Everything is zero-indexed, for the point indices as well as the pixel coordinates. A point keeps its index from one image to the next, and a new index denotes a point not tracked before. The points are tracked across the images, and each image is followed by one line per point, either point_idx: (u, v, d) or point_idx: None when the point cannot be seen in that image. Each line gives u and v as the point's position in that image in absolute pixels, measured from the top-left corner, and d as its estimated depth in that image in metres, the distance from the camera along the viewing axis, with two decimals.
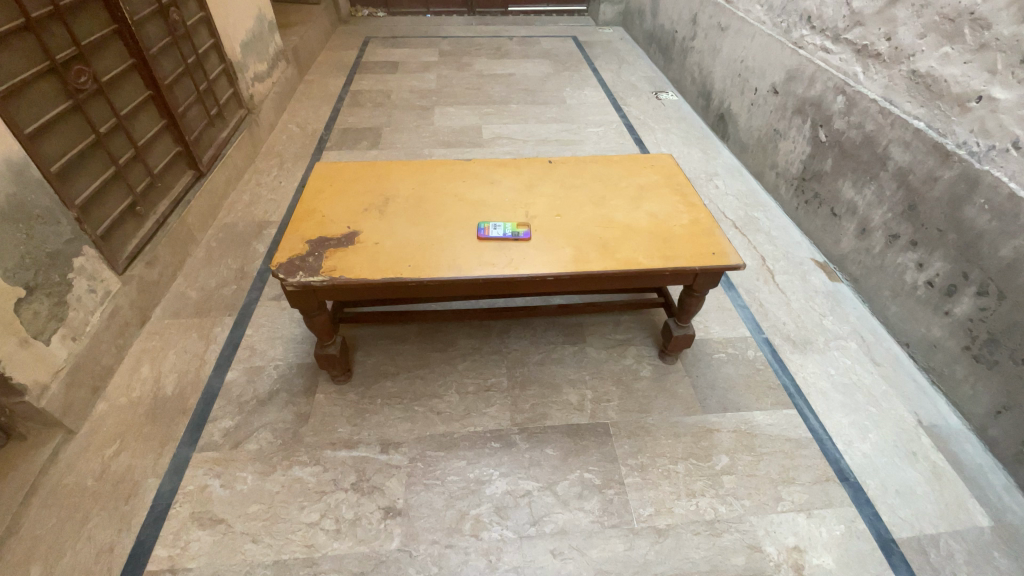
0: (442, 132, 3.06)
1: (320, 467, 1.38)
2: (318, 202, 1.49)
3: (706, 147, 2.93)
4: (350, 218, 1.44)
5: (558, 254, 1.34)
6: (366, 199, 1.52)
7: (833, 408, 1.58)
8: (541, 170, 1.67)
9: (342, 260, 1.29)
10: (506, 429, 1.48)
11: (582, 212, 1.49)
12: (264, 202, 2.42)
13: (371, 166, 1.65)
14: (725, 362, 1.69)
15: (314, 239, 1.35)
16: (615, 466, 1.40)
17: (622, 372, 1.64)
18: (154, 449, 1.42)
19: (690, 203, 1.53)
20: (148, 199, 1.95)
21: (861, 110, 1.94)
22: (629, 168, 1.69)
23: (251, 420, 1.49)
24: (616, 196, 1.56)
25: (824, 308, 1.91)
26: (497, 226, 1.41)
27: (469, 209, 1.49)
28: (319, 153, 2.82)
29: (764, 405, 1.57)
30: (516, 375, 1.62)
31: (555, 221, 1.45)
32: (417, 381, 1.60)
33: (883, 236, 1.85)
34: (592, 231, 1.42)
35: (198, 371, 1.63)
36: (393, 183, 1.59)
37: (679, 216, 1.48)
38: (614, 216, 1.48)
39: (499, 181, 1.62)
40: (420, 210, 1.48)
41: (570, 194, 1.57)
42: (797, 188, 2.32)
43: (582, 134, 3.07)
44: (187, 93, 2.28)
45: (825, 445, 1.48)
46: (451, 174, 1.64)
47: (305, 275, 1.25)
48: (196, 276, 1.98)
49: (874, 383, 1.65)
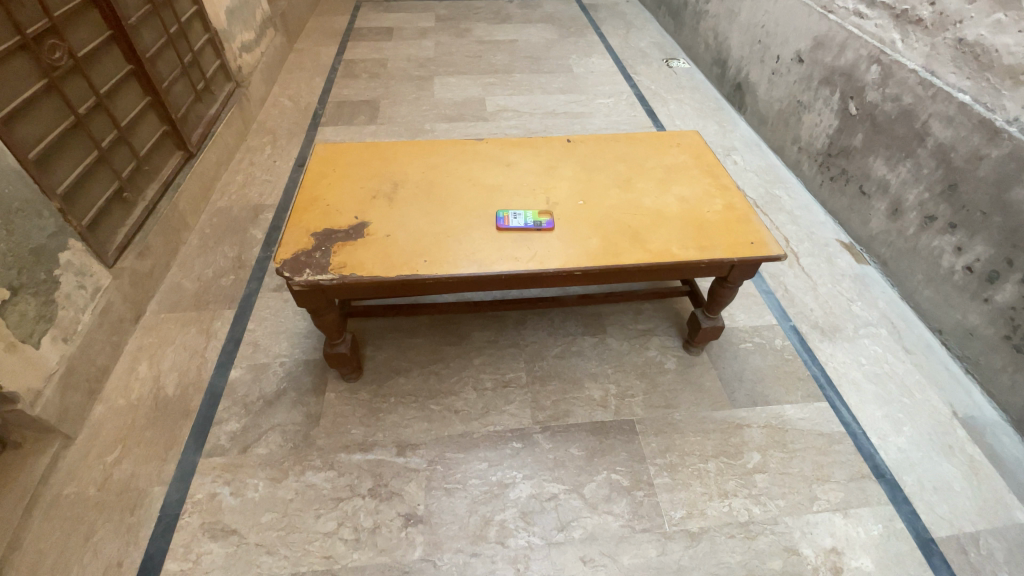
0: (443, 105, 2.90)
1: (335, 472, 1.32)
2: (321, 189, 1.38)
3: (722, 119, 2.79)
4: (359, 207, 1.32)
5: (585, 246, 1.24)
6: (374, 185, 1.40)
7: (866, 400, 1.52)
8: (560, 151, 1.55)
9: (352, 255, 1.19)
10: (527, 427, 1.41)
11: (607, 198, 1.39)
12: (258, 184, 2.28)
13: (376, 148, 1.53)
14: (752, 352, 1.62)
15: (320, 232, 1.25)
16: (643, 465, 1.34)
17: (645, 365, 1.57)
18: (158, 456, 1.35)
19: (722, 185, 1.42)
20: (136, 184, 1.82)
21: (898, 81, 1.81)
22: (654, 146, 1.57)
23: (259, 423, 1.41)
24: (642, 179, 1.45)
25: (852, 293, 1.84)
26: (518, 214, 1.30)
27: (486, 196, 1.38)
28: (314, 130, 2.66)
29: (794, 398, 1.51)
30: (536, 370, 1.55)
31: (579, 208, 1.35)
32: (431, 378, 1.52)
33: (917, 217, 1.76)
34: (620, 219, 1.32)
35: (200, 369, 1.55)
36: (401, 165, 1.47)
37: (711, 201, 1.37)
38: (643, 202, 1.37)
39: (515, 162, 1.50)
40: (432, 196, 1.37)
41: (592, 177, 1.46)
42: (822, 164, 2.20)
43: (591, 106, 2.91)
44: (171, 66, 2.11)
45: (860, 440, 1.43)
46: (464, 155, 1.52)
47: (313, 272, 1.15)
48: (191, 266, 1.87)
49: (906, 372, 1.59)
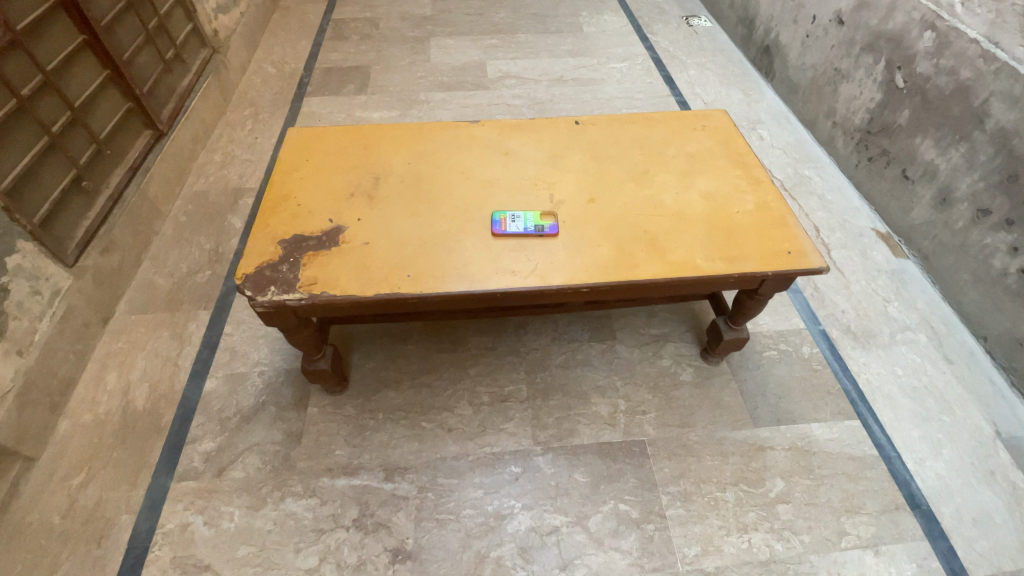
0: (440, 71, 2.64)
1: (316, 500, 1.21)
2: (292, 185, 1.21)
3: (747, 86, 2.53)
4: (334, 207, 1.16)
5: (595, 257, 1.07)
6: (353, 179, 1.23)
7: (901, 418, 1.37)
8: (567, 136, 1.36)
9: (324, 269, 1.03)
10: (528, 448, 1.29)
11: (621, 195, 1.20)
12: (239, 165, 2.09)
13: (357, 133, 1.35)
14: (777, 361, 1.47)
15: (290, 239, 1.09)
16: (654, 494, 1.22)
17: (659, 377, 1.42)
18: (127, 479, 1.26)
19: (754, 179, 1.23)
20: (99, 170, 1.66)
21: (955, 51, 1.57)
22: (675, 129, 1.37)
23: (235, 442, 1.30)
24: (661, 171, 1.26)
25: (888, 292, 1.66)
26: (516, 216, 1.13)
27: (480, 192, 1.20)
28: (299, 100, 2.43)
29: (823, 415, 1.37)
30: (537, 382, 1.41)
31: (587, 208, 1.17)
32: (423, 392, 1.39)
33: (968, 209, 1.56)
34: (635, 222, 1.14)
35: (173, 379, 1.43)
36: (384, 154, 1.29)
37: (741, 199, 1.19)
38: (662, 200, 1.19)
39: (516, 149, 1.31)
40: (419, 193, 1.20)
41: (603, 169, 1.27)
42: (859, 143, 1.97)
43: (603, 71, 2.64)
44: (134, 33, 1.89)
45: (894, 465, 1.29)
46: (456, 142, 1.33)
47: (279, 290, 0.99)
48: (165, 260, 1.72)
49: (946, 386, 1.44)
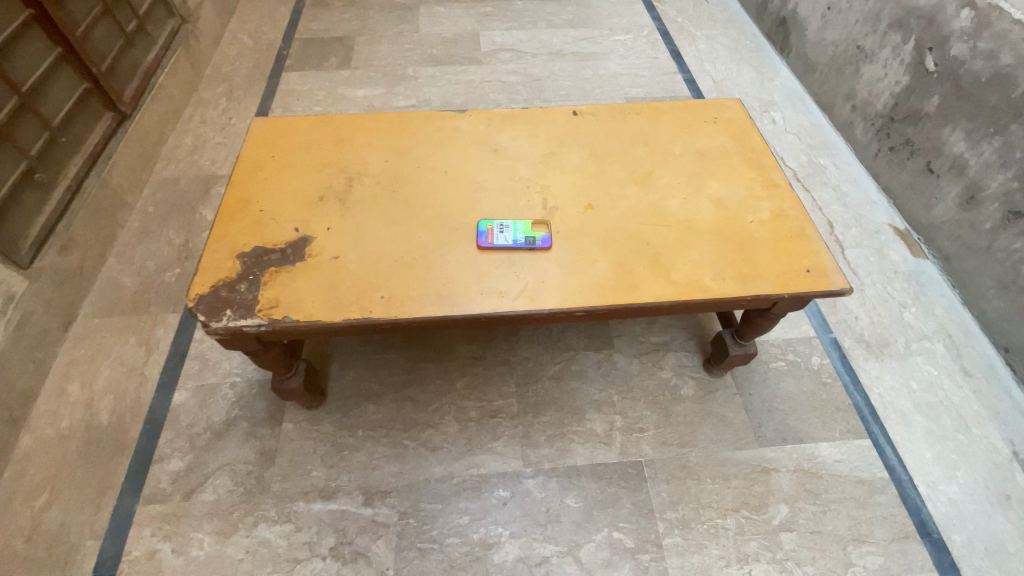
0: (429, 43, 2.45)
1: (291, 526, 1.13)
2: (255, 186, 1.08)
3: (760, 62, 2.35)
4: (301, 214, 1.03)
5: (592, 276, 0.96)
6: (323, 179, 1.10)
7: (914, 437, 1.30)
8: (564, 129, 1.22)
9: (288, 289, 0.92)
10: (517, 470, 1.21)
11: (622, 201, 1.08)
12: (211, 149, 1.94)
13: (329, 125, 1.21)
14: (785, 373, 1.38)
15: (250, 252, 0.97)
16: (651, 521, 1.15)
17: (658, 392, 1.33)
18: (92, 501, 1.18)
19: (770, 182, 1.11)
20: (54, 160, 1.52)
21: (995, 33, 1.44)
22: (683, 122, 1.23)
23: (205, 461, 1.22)
24: (667, 172, 1.13)
25: (904, 296, 1.56)
26: (504, 226, 1.01)
27: (465, 196, 1.08)
28: (277, 76, 2.25)
29: (831, 433, 1.29)
30: (528, 397, 1.32)
31: (584, 215, 1.05)
32: (406, 406, 1.30)
33: (998, 210, 1.44)
34: (637, 233, 1.02)
35: (139, 390, 1.34)
36: (359, 150, 1.16)
37: (757, 206, 1.06)
38: (668, 207, 1.06)
39: (506, 145, 1.18)
40: (396, 198, 1.07)
41: (603, 169, 1.14)
42: (880, 130, 1.83)
43: (605, 44, 2.45)
44: (88, 3, 1.70)
45: (904, 489, 1.22)
46: (440, 135, 1.20)
47: (235, 315, 0.88)
48: (131, 256, 1.61)
49: (963, 402, 1.35)
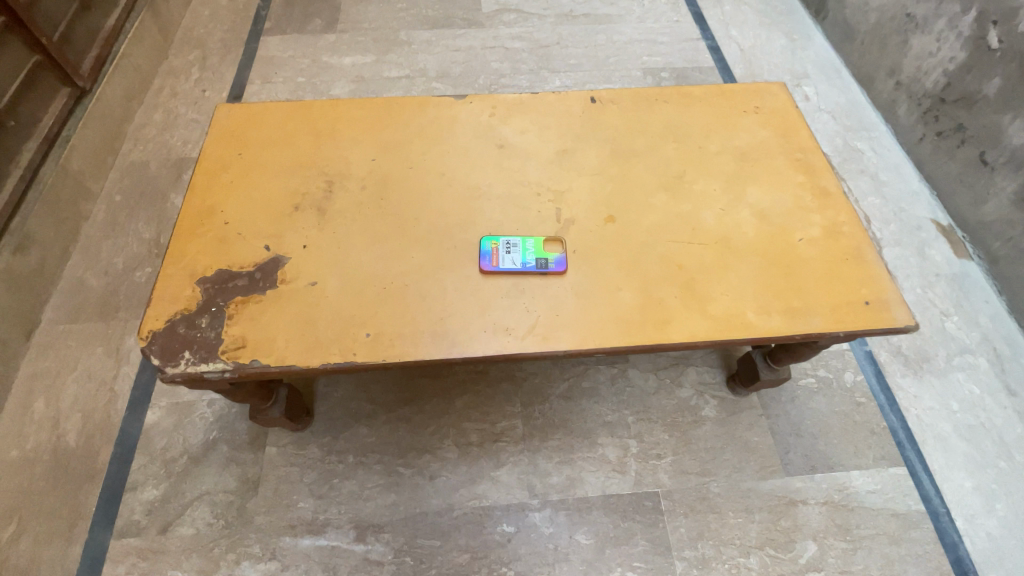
0: (424, 2, 2.19)
1: (277, 564, 1.05)
2: (219, 191, 0.93)
3: (793, 27, 2.11)
4: (273, 227, 0.88)
5: (614, 309, 0.81)
6: (299, 183, 0.94)
7: (953, 464, 1.19)
8: (580, 120, 1.04)
9: (256, 325, 0.78)
10: (523, 502, 1.11)
11: (648, 211, 0.92)
12: (183, 127, 1.75)
13: (305, 113, 1.04)
14: (816, 392, 1.26)
15: (212, 277, 0.83)
16: (668, 560, 1.06)
17: (676, 413, 1.22)
18: (61, 535, 1.08)
19: (820, 190, 0.95)
20: (3, 147, 1.35)
21: None
22: (719, 112, 1.06)
23: (182, 490, 1.12)
24: (701, 175, 0.97)
25: (946, 303, 1.42)
26: (512, 244, 0.86)
27: (465, 205, 0.92)
28: (255, 40, 2.01)
29: (863, 460, 1.19)
30: (534, 418, 1.20)
31: (605, 230, 0.90)
32: (401, 429, 1.18)
33: None
34: (666, 253, 0.87)
35: (109, 408, 1.22)
36: (341, 145, 0.99)
37: (805, 220, 0.91)
38: (703, 220, 0.91)
39: (513, 140, 1.01)
40: (385, 207, 0.91)
41: (626, 170, 0.97)
42: (927, 112, 1.64)
43: (620, 4, 2.19)
44: None
45: (941, 523, 1.13)
46: (435, 127, 1.02)
47: (195, 358, 0.75)
48: (96, 253, 1.45)
49: (1008, 424, 1.24)
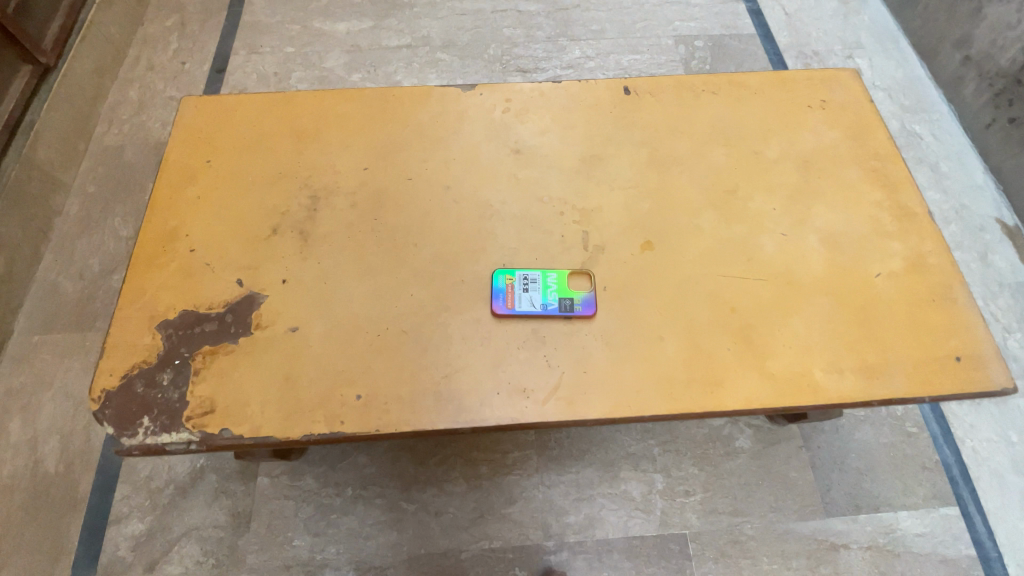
0: None
1: None
2: (185, 209, 0.79)
3: None
4: (247, 256, 0.74)
5: (653, 365, 0.68)
6: (278, 198, 0.79)
7: (1011, 504, 1.08)
8: (612, 118, 0.87)
9: (227, 383, 0.66)
10: (537, 544, 1.01)
11: (694, 236, 0.77)
12: (161, 107, 1.58)
13: (286, 109, 0.88)
14: (862, 422, 1.13)
15: (175, 321, 0.70)
16: None
17: (707, 443, 1.10)
18: (42, 571, 1.01)
19: (901, 211, 0.79)
20: None
21: None
22: (778, 109, 0.89)
23: (168, 524, 1.03)
24: (757, 190, 0.81)
25: (1010, 318, 1.27)
26: (530, 280, 0.72)
27: (474, 228, 0.77)
28: (238, 2, 1.79)
29: (912, 498, 1.08)
30: (549, 448, 1.09)
31: (642, 261, 0.75)
32: (404, 458, 1.08)
33: None
34: (715, 291, 0.73)
35: (89, 430, 1.13)
36: (328, 150, 0.83)
37: (883, 250, 0.76)
38: (759, 248, 0.76)
39: (531, 144, 0.85)
40: (379, 229, 0.77)
41: (666, 183, 0.81)
42: (1000, 94, 1.43)
43: None
44: None
45: (995, 570, 1.03)
46: (439, 126, 0.86)
47: (156, 426, 0.64)
48: (70, 253, 1.33)
49: None
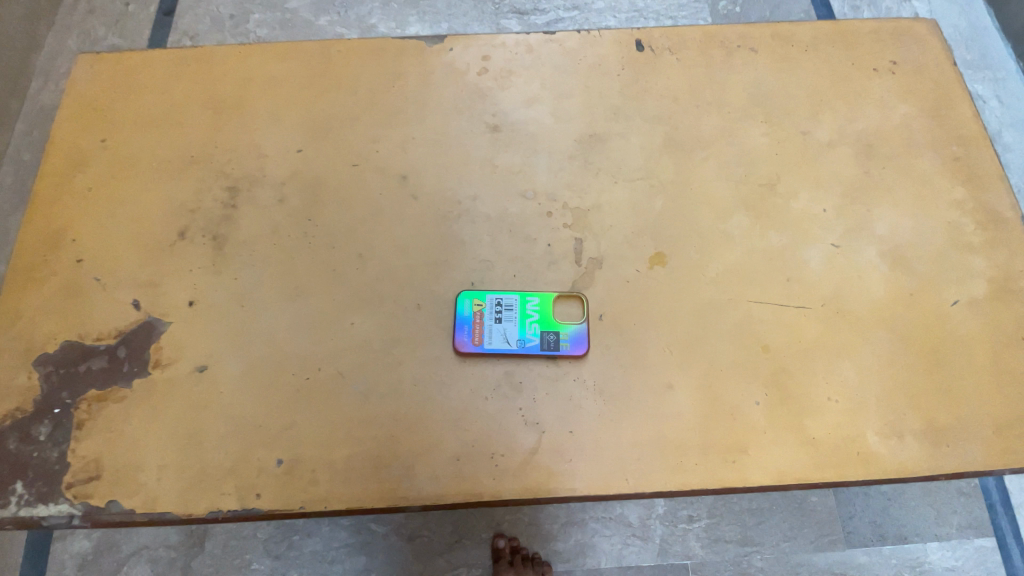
0: None
1: None
2: (75, 205, 0.63)
3: None
4: (147, 269, 0.59)
5: (657, 423, 0.53)
6: (189, 191, 0.63)
7: None
8: (620, 84, 0.67)
9: (119, 440, 0.53)
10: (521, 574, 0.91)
11: (719, 247, 0.60)
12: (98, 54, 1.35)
13: (204, 70, 0.69)
14: None
15: (57, 356, 0.56)
16: None
17: None
18: None
19: (983, 216, 0.62)
20: None
21: None
22: (835, 73, 0.68)
23: (115, 543, 0.93)
24: (803, 184, 0.63)
25: None
26: (505, 307, 0.56)
27: (435, 232, 0.60)
28: None
29: (945, 528, 0.94)
30: None
31: (651, 280, 0.58)
32: None
33: None
34: (741, 323, 0.56)
35: None
36: (253, 125, 0.65)
37: (959, 269, 0.60)
38: (801, 264, 0.59)
39: (515, 117, 0.65)
40: (312, 234, 0.60)
41: (686, 173, 0.63)
42: None
43: None
44: None
45: None
46: (394, 93, 0.66)
47: (32, 495, 0.51)
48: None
49: None
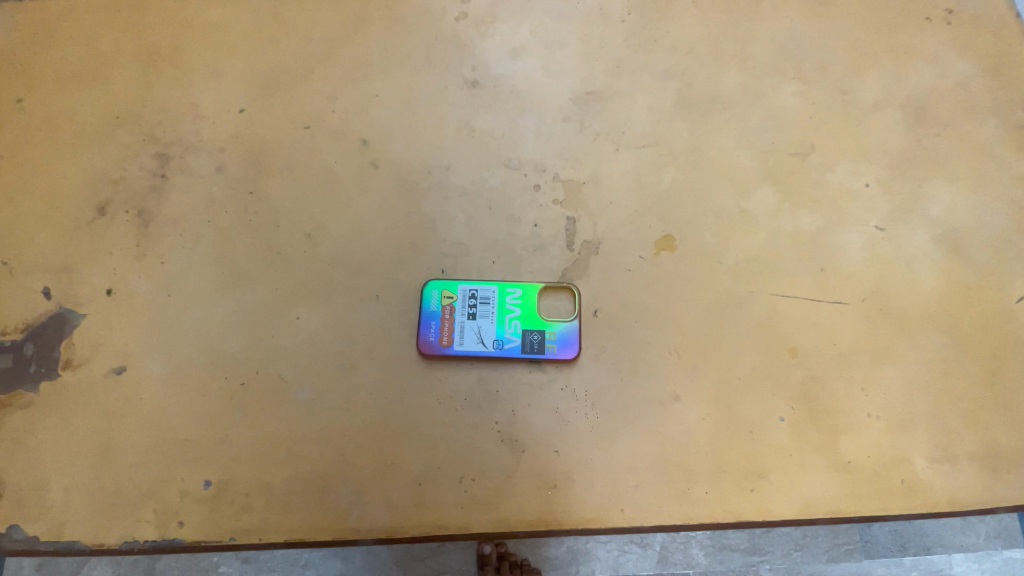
0: None
1: None
2: None
3: None
4: (60, 250, 0.50)
5: (660, 441, 0.44)
6: (112, 157, 0.53)
7: None
8: (624, 32, 0.56)
9: (21, 455, 0.44)
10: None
11: (738, 229, 0.50)
12: None
13: (129, 10, 0.57)
14: None
15: None
16: None
17: None
18: None
19: None
20: None
21: None
22: (884, 20, 0.57)
23: None
24: (842, 154, 0.52)
25: None
26: (480, 299, 0.47)
27: (400, 210, 0.50)
28: None
29: None
30: None
31: (656, 269, 0.48)
32: None
33: None
34: (764, 322, 0.47)
35: None
36: (188, 79, 0.55)
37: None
38: (838, 251, 0.49)
39: (498, 72, 0.55)
40: (255, 211, 0.50)
41: (700, 140, 0.53)
42: None
43: None
44: None
45: None
46: (354, 42, 0.56)
47: None
48: None
49: None
